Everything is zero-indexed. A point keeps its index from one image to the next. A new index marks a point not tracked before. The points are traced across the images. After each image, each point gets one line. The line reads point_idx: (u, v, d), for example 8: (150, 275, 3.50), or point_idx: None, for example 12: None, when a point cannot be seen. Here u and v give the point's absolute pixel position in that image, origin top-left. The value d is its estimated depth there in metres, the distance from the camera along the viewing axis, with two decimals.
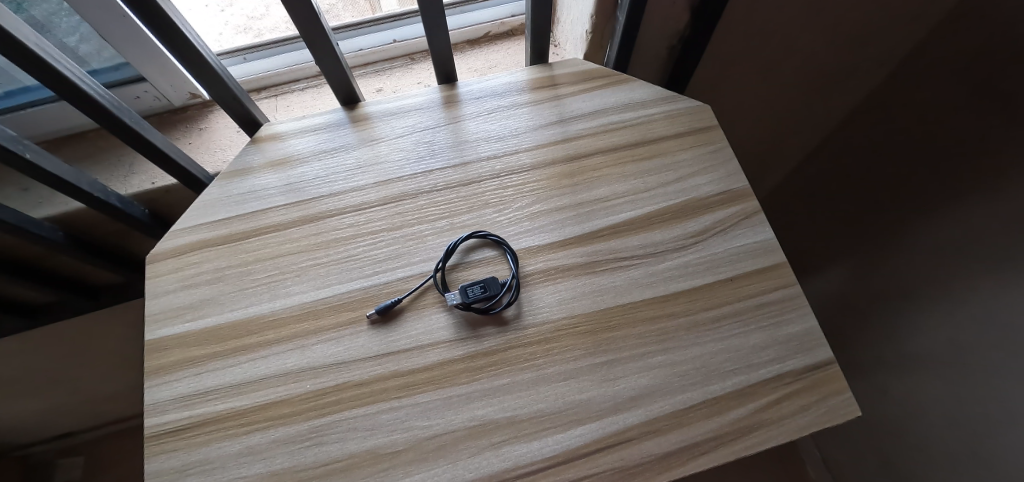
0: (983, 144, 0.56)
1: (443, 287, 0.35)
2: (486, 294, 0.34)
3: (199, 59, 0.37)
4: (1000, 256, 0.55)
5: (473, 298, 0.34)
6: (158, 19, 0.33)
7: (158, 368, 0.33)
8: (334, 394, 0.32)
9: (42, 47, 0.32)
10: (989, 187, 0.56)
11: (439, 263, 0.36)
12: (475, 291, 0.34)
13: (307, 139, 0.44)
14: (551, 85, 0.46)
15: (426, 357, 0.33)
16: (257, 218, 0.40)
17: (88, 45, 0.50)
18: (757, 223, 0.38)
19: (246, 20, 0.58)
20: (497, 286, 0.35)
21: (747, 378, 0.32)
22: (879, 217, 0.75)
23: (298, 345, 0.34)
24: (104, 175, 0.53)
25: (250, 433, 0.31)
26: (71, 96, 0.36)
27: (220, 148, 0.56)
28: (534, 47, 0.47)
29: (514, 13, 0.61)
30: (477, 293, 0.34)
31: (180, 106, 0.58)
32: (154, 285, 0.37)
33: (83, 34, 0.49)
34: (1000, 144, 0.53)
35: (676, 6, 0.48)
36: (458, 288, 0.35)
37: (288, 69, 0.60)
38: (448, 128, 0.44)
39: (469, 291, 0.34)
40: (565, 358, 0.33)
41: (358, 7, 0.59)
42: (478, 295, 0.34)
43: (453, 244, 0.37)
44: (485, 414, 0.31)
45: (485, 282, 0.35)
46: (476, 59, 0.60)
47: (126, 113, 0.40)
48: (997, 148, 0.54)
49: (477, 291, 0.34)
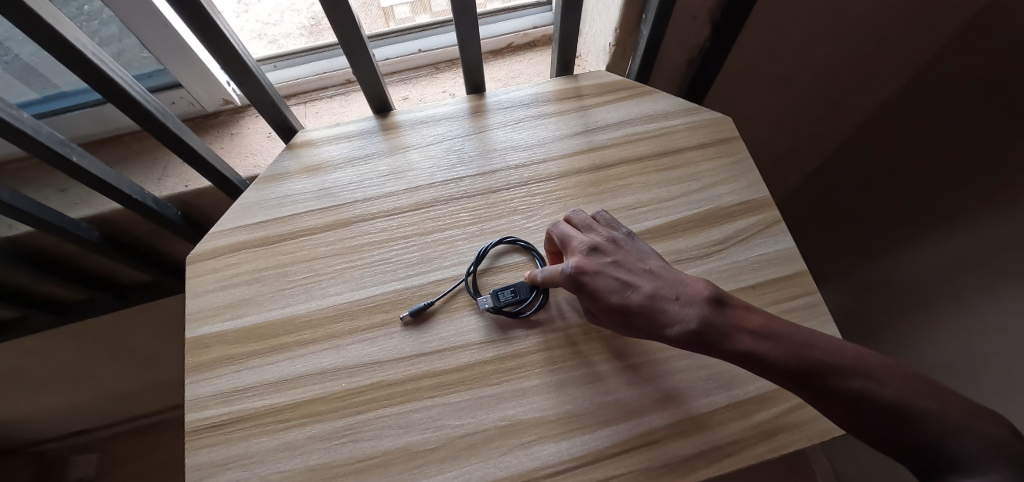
0: (1000, 153, 0.56)
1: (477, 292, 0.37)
2: (516, 296, 0.36)
3: (240, 64, 0.39)
4: (1011, 266, 0.55)
5: (505, 302, 0.35)
6: (207, 27, 0.34)
7: (199, 365, 0.35)
8: (369, 392, 0.33)
9: (96, 54, 0.34)
10: (1002, 197, 0.57)
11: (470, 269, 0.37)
12: (507, 294, 0.36)
13: (340, 146, 0.45)
14: (577, 95, 0.48)
15: (458, 357, 0.34)
16: (293, 221, 0.41)
17: (109, 49, 0.52)
18: (779, 232, 0.39)
19: (261, 26, 0.60)
20: (528, 289, 0.36)
21: (769, 383, 0.33)
22: (897, 227, 0.76)
23: (334, 344, 0.35)
24: (139, 178, 0.54)
25: (288, 429, 0.32)
26: (118, 100, 0.38)
27: (253, 153, 0.58)
28: (559, 58, 0.49)
29: (536, 24, 0.62)
30: (509, 296, 0.36)
31: (212, 112, 0.60)
32: (195, 285, 0.38)
33: (103, 38, 0.51)
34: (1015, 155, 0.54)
35: (698, 20, 0.49)
36: (490, 293, 0.36)
37: (317, 77, 0.61)
38: (475, 137, 0.45)
39: (500, 295, 0.36)
40: (592, 361, 0.34)
41: (371, 14, 0.60)
42: (509, 299, 0.35)
43: (484, 249, 0.38)
44: (515, 414, 0.32)
45: (515, 286, 0.36)
46: (500, 69, 0.62)
47: (169, 119, 0.42)
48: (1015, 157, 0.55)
49: (507, 295, 0.36)
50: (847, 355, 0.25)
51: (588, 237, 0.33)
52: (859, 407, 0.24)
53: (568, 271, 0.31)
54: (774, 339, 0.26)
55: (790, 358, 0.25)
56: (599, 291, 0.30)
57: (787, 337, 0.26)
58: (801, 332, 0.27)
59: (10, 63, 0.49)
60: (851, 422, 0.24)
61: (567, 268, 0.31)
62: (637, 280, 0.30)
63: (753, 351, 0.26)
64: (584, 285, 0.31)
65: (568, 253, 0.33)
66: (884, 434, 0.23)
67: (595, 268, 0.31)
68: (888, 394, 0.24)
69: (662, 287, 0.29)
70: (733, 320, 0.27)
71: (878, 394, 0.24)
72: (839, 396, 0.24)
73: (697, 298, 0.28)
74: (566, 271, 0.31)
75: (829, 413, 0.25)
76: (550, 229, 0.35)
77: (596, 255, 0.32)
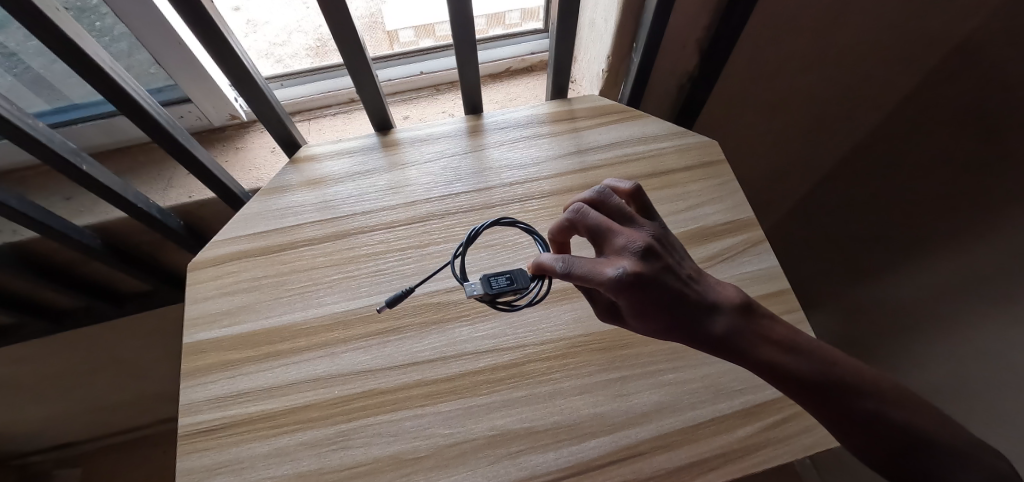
0: (987, 184, 0.59)
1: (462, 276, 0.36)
2: (510, 282, 0.33)
3: (249, 82, 0.41)
4: (1000, 293, 0.57)
5: (499, 289, 0.32)
6: (220, 47, 0.37)
7: (195, 370, 0.35)
8: (360, 400, 0.33)
9: (114, 69, 0.36)
10: (992, 224, 0.58)
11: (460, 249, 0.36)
12: (501, 282, 0.33)
13: (342, 161, 0.47)
14: (570, 117, 0.50)
15: (449, 367, 0.35)
16: (293, 232, 0.42)
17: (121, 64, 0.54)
18: (762, 251, 0.41)
19: (268, 45, 0.61)
20: (524, 277, 0.34)
21: (752, 398, 0.34)
22: (884, 253, 0.78)
23: (328, 352, 0.36)
24: (144, 188, 0.56)
25: (279, 435, 0.32)
26: (130, 112, 0.40)
27: (256, 167, 0.59)
28: (555, 82, 0.51)
29: (534, 50, 0.65)
30: (503, 282, 0.33)
31: (219, 126, 0.62)
32: (195, 292, 0.39)
33: (115, 54, 0.53)
34: (1004, 184, 0.56)
35: (686, 49, 0.52)
36: (480, 277, 0.32)
37: (322, 95, 0.64)
38: (471, 155, 0.47)
39: (492, 281, 0.32)
40: (581, 373, 0.35)
41: (376, 37, 0.62)
42: (503, 286, 0.32)
43: (475, 231, 0.36)
44: (504, 424, 0.32)
45: (511, 273, 0.33)
46: (499, 92, 0.65)
47: (179, 132, 0.44)
48: (1003, 185, 0.57)
49: (502, 282, 0.33)
50: (866, 377, 0.24)
51: (633, 232, 0.25)
52: (881, 431, 0.23)
53: (624, 277, 0.23)
54: (798, 352, 0.24)
55: (820, 375, 0.24)
56: (646, 292, 0.23)
57: (812, 352, 0.24)
58: (827, 348, 0.25)
59: (21, 75, 0.51)
60: (862, 443, 0.24)
61: (624, 271, 0.23)
62: (684, 287, 0.24)
63: (782, 366, 0.24)
64: (638, 293, 0.23)
65: (605, 248, 0.25)
66: (889, 457, 0.23)
67: (644, 268, 0.24)
68: (904, 419, 0.23)
69: (698, 293, 0.25)
70: (760, 330, 0.24)
71: (893, 418, 0.24)
72: (860, 416, 0.23)
73: (728, 305, 0.25)
74: (620, 278, 0.22)
75: (841, 434, 0.24)
76: (582, 213, 0.26)
77: (648, 255, 0.24)
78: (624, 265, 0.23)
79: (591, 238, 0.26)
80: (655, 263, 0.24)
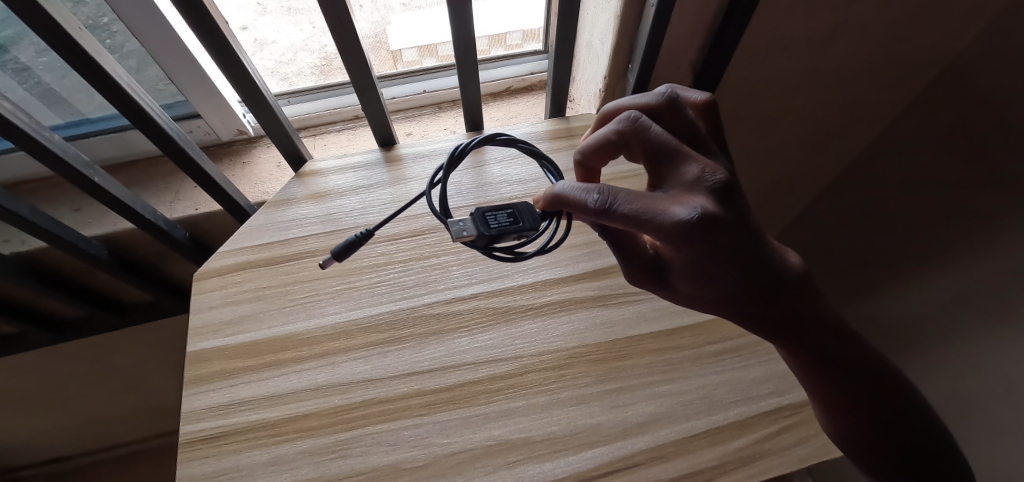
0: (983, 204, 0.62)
1: (444, 213, 0.31)
2: (514, 221, 0.28)
3: (259, 98, 0.43)
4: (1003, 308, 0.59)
5: (500, 228, 0.27)
6: (233, 65, 0.38)
7: (197, 378, 0.36)
8: (360, 409, 0.34)
9: (131, 85, 0.38)
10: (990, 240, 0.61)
11: (437, 178, 0.31)
12: (501, 219, 0.28)
13: (346, 176, 0.48)
14: (569, 135, 0.52)
15: (448, 377, 0.35)
16: (297, 243, 0.43)
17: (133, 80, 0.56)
18: None
19: (275, 63, 0.62)
20: (532, 216, 0.29)
21: (747, 410, 0.35)
22: (881, 270, 0.80)
23: (329, 361, 0.36)
24: (152, 200, 0.57)
25: (280, 443, 0.32)
26: (144, 126, 0.41)
27: (262, 180, 0.61)
28: (553, 101, 0.53)
29: (533, 71, 0.68)
30: (505, 220, 0.28)
31: (226, 141, 0.64)
32: (199, 301, 0.40)
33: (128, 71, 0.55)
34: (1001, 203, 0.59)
35: (679, 71, 0.54)
36: (475, 215, 0.27)
37: (327, 112, 0.66)
38: (472, 171, 0.48)
39: (491, 218, 0.27)
40: (578, 384, 0.36)
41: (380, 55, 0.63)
42: (505, 225, 0.27)
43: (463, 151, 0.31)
44: (502, 434, 0.33)
45: (512, 210, 0.28)
46: (499, 110, 0.67)
47: (190, 146, 0.46)
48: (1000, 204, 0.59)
49: (503, 219, 0.28)
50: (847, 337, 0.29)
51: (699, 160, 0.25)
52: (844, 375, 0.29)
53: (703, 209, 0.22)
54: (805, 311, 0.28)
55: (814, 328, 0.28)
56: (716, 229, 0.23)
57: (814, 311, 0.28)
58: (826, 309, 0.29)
59: (35, 89, 0.53)
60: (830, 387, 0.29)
61: (699, 212, 0.22)
62: (741, 230, 0.25)
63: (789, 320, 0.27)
64: (710, 238, 0.22)
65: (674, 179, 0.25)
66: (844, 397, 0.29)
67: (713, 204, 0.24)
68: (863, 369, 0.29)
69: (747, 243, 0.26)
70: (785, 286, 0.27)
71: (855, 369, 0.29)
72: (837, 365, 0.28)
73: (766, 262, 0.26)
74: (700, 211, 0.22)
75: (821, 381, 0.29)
76: (647, 130, 0.25)
77: (717, 192, 0.24)
78: (695, 202, 0.23)
79: (654, 161, 0.25)
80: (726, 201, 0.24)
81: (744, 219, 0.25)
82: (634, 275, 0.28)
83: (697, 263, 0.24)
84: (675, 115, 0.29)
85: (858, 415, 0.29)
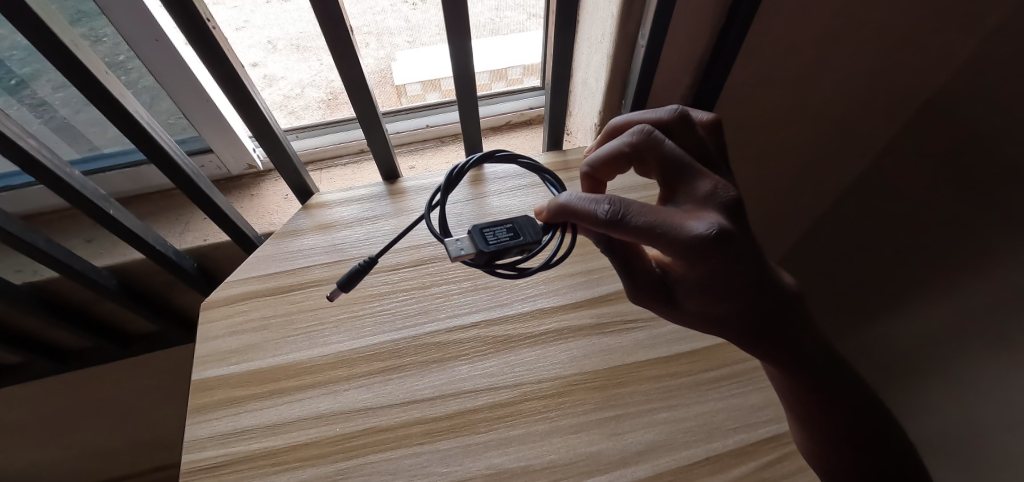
0: (976, 228, 0.65)
1: (444, 231, 0.32)
2: (515, 235, 0.29)
3: (270, 134, 0.45)
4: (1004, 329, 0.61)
5: (502, 241, 0.29)
6: (247, 104, 0.41)
7: (201, 406, 0.36)
8: (361, 438, 0.34)
9: (151, 124, 0.41)
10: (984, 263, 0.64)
11: (436, 198, 0.33)
12: (502, 233, 0.29)
13: (351, 208, 0.50)
14: (565, 168, 0.54)
15: (448, 405, 0.36)
16: (301, 273, 0.45)
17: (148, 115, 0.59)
18: None
19: (282, 98, 0.65)
20: (533, 230, 0.30)
21: (746, 437, 0.35)
22: (882, 295, 0.83)
23: (331, 389, 0.37)
24: (162, 231, 0.59)
25: (280, 473, 0.33)
26: (161, 161, 0.43)
27: (269, 212, 0.63)
28: (550, 135, 0.56)
29: (531, 106, 0.71)
30: (505, 235, 0.29)
31: (236, 175, 0.67)
32: (207, 330, 0.41)
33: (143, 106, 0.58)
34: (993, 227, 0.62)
35: None
36: (474, 231, 0.29)
37: (334, 146, 0.69)
38: (472, 202, 0.50)
39: (491, 233, 0.29)
40: (577, 412, 0.36)
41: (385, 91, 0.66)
42: (505, 239, 0.29)
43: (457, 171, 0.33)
44: (501, 462, 0.33)
45: (511, 225, 0.30)
46: (499, 143, 0.70)
47: (202, 180, 0.48)
48: (993, 229, 0.62)
49: (504, 233, 0.29)
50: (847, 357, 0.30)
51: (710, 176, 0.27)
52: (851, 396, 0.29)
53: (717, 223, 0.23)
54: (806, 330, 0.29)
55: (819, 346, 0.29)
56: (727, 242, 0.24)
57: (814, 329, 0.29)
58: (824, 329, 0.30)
59: (51, 122, 0.54)
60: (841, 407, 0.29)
61: (714, 226, 0.23)
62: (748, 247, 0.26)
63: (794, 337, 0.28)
64: (723, 253, 0.24)
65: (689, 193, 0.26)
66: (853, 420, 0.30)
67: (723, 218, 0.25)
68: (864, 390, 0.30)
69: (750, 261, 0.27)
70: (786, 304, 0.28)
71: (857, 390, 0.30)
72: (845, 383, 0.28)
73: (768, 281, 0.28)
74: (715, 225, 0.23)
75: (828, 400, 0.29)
76: (661, 144, 0.26)
77: (726, 207, 0.26)
78: (708, 216, 0.24)
79: (666, 175, 0.27)
80: (734, 216, 0.25)
81: (749, 234, 0.26)
82: (640, 292, 0.29)
83: (707, 276, 0.25)
84: (684, 131, 0.31)
85: (851, 433, 0.30)
